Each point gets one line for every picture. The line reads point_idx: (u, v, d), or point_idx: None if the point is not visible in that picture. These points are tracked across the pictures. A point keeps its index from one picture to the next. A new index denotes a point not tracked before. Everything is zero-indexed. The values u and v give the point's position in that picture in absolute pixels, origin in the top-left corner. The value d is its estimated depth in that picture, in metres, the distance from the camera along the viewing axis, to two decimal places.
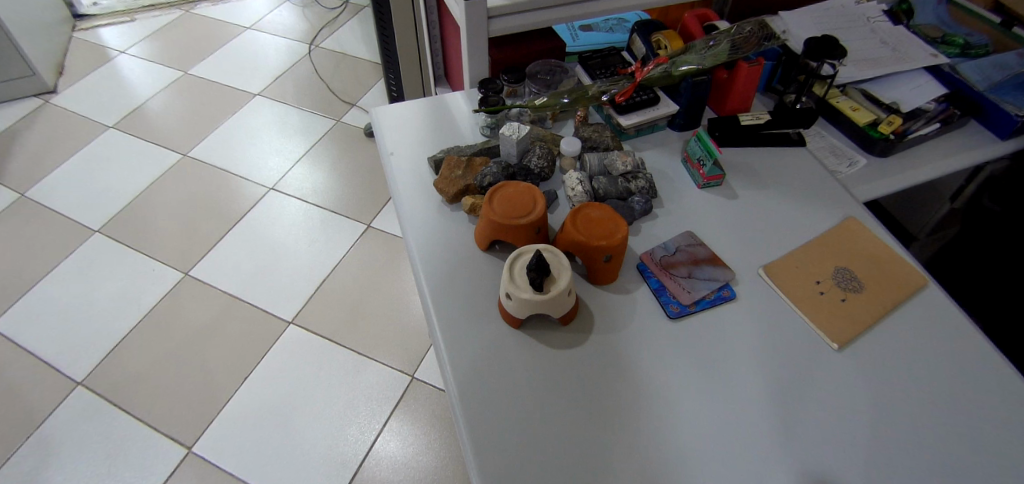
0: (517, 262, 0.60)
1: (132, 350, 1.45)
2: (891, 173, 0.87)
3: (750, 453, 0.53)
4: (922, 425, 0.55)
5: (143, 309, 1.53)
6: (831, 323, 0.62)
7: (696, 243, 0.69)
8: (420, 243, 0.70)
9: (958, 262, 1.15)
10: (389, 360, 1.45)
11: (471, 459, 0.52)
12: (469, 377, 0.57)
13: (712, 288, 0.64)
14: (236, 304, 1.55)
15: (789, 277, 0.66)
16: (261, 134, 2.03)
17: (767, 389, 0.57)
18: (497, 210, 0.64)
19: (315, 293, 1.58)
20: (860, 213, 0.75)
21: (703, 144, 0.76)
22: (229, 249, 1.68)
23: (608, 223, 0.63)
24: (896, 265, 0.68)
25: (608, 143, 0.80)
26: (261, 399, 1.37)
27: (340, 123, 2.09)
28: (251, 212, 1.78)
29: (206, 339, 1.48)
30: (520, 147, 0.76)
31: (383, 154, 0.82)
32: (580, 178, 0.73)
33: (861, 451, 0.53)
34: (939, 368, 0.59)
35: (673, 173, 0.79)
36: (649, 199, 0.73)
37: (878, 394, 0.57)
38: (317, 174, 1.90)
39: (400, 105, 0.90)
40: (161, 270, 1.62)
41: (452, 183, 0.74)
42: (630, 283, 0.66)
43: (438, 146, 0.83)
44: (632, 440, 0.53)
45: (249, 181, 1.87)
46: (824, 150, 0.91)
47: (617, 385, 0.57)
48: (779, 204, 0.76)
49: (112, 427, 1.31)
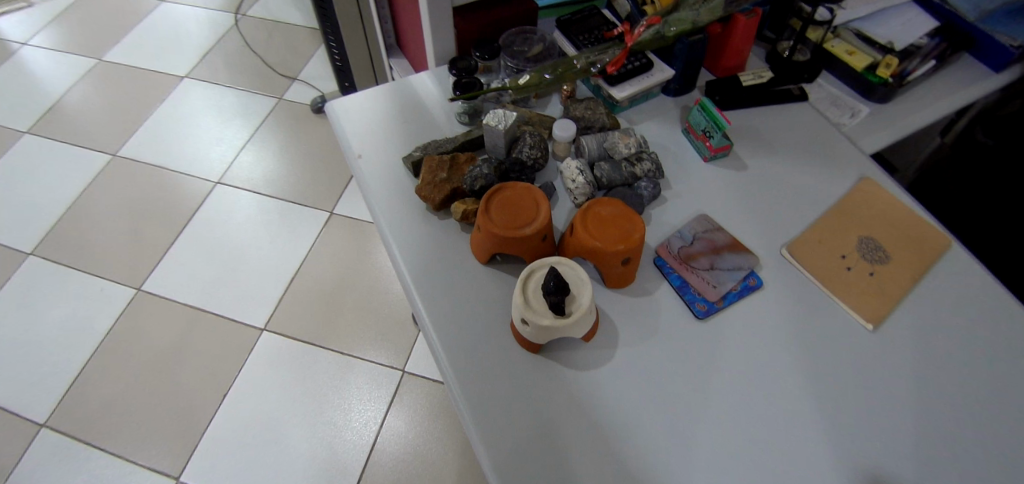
0: (529, 281, 0.53)
1: (95, 380, 1.33)
2: (893, 121, 0.83)
3: (804, 464, 0.50)
4: (965, 405, 0.53)
5: (98, 335, 1.39)
6: (863, 301, 0.59)
7: (713, 227, 0.64)
8: (411, 259, 0.62)
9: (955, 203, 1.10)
10: (375, 355, 1.37)
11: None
12: (492, 421, 0.52)
13: (737, 279, 0.60)
14: (201, 316, 1.43)
15: (814, 254, 0.62)
16: (197, 123, 1.83)
17: (807, 388, 0.54)
18: (497, 221, 0.56)
19: (286, 292, 1.47)
20: (873, 171, 0.70)
21: (709, 114, 0.69)
22: (183, 257, 1.53)
23: (623, 222, 0.56)
24: (918, 227, 0.64)
25: (604, 121, 0.72)
26: (245, 417, 1.27)
27: (283, 101, 1.90)
28: (201, 210, 1.63)
29: (175, 359, 1.36)
30: (507, 138, 0.68)
31: (350, 158, 0.72)
32: (580, 167, 0.65)
33: (917, 442, 0.51)
34: (975, 337, 0.57)
35: (676, 148, 0.73)
36: (657, 183, 0.67)
37: (921, 377, 0.54)
38: (265, 160, 1.74)
39: (360, 95, 0.78)
40: (112, 289, 1.47)
41: (437, 188, 0.64)
42: (650, 284, 0.61)
43: (412, 142, 0.74)
44: (680, 471, 0.50)
45: (193, 177, 1.69)
46: (824, 101, 0.86)
47: (651, 405, 0.53)
48: (791, 170, 0.71)
49: (90, 466, 1.21)
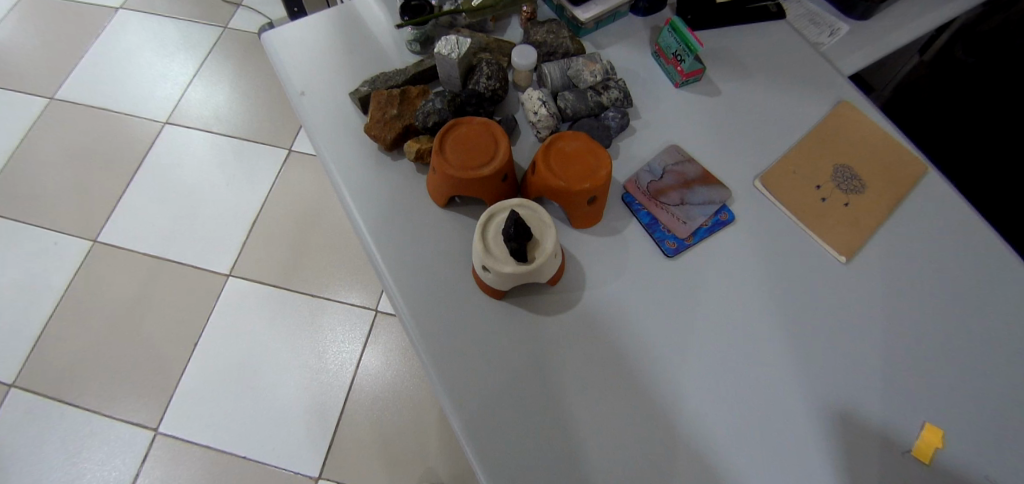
0: (490, 226, 0.51)
1: (57, 341, 1.23)
2: (875, 39, 0.78)
3: (770, 396, 0.51)
4: (926, 332, 0.54)
5: (58, 290, 1.28)
6: (835, 234, 0.58)
7: (684, 159, 0.61)
8: (367, 205, 0.58)
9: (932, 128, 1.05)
10: (346, 295, 1.29)
11: (478, 467, 0.47)
12: (459, 371, 0.51)
13: (708, 213, 0.58)
14: (164, 266, 1.31)
15: (787, 185, 0.60)
16: (138, 57, 1.61)
17: (776, 322, 0.54)
18: (452, 161, 0.52)
19: (249, 237, 1.35)
20: (852, 94, 0.67)
21: (680, 36, 0.63)
22: (135, 202, 1.39)
23: (588, 158, 0.53)
24: (895, 153, 0.62)
25: (568, 46, 0.66)
26: (216, 366, 1.21)
27: (229, 30, 1.67)
28: (152, 151, 1.46)
29: (139, 311, 1.27)
30: (462, 67, 0.62)
31: (291, 95, 0.65)
32: (543, 98, 0.61)
33: (878, 369, 0.52)
34: (942, 265, 0.57)
35: (647, 74, 0.68)
36: (625, 112, 0.62)
37: (885, 307, 0.55)
38: (216, 94, 1.55)
39: (300, 23, 0.70)
40: (64, 242, 1.33)
41: (388, 126, 0.59)
42: (619, 222, 0.58)
43: (360, 76, 0.67)
44: (648, 409, 0.50)
45: (139, 117, 1.50)
46: (801, 19, 0.81)
47: (620, 347, 0.52)
48: (767, 96, 0.67)
49: (66, 426, 1.15)
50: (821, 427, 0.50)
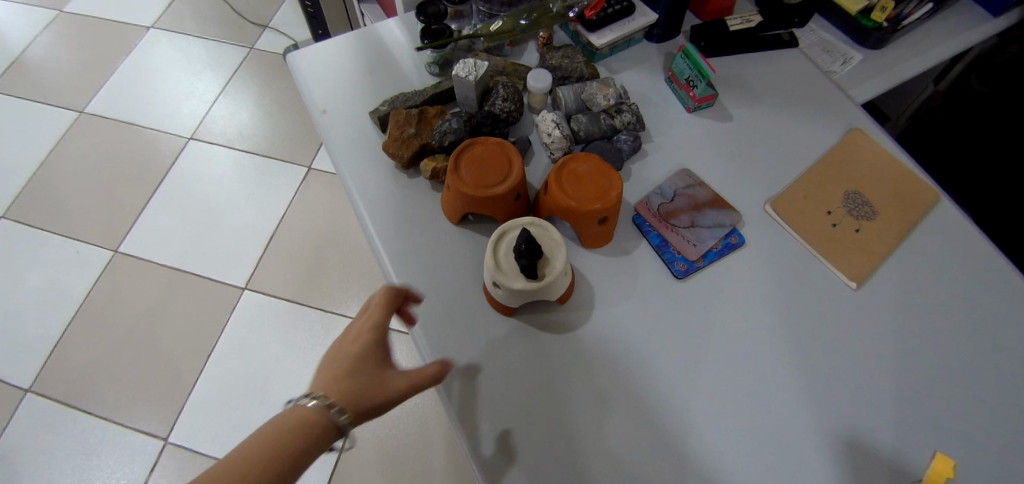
0: (502, 243, 0.52)
1: (75, 348, 1.25)
2: (888, 69, 0.79)
3: (778, 421, 0.50)
4: (940, 362, 0.53)
5: (77, 300, 1.31)
6: (847, 260, 0.58)
7: (695, 182, 0.62)
8: (382, 221, 0.59)
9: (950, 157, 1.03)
10: (358, 311, 1.30)
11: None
12: (467, 386, 0.51)
13: (718, 236, 0.58)
14: (181, 276, 1.34)
15: (799, 210, 0.60)
16: (168, 75, 1.67)
17: (785, 348, 0.53)
18: (467, 179, 0.54)
19: (265, 251, 1.38)
20: (863, 122, 0.67)
21: (693, 62, 0.65)
22: (158, 214, 1.43)
23: (599, 179, 0.54)
24: (908, 181, 0.62)
25: (582, 70, 0.68)
26: (228, 377, 1.22)
27: (255, 51, 1.73)
28: (176, 165, 1.50)
29: (155, 320, 1.29)
30: (479, 89, 0.64)
31: (313, 113, 0.67)
32: (556, 119, 0.62)
33: (890, 396, 0.51)
34: (955, 293, 0.56)
35: (660, 99, 0.69)
36: (637, 135, 0.64)
37: (899, 336, 0.54)
38: (240, 112, 1.60)
39: (324, 46, 0.73)
40: (88, 251, 1.37)
41: (405, 144, 0.61)
42: (629, 243, 0.59)
43: (380, 96, 0.69)
44: (655, 430, 0.50)
45: (165, 132, 1.56)
46: (814, 47, 0.82)
47: (627, 369, 0.52)
48: (779, 122, 0.67)
49: (77, 432, 1.17)
50: (832, 455, 0.49)
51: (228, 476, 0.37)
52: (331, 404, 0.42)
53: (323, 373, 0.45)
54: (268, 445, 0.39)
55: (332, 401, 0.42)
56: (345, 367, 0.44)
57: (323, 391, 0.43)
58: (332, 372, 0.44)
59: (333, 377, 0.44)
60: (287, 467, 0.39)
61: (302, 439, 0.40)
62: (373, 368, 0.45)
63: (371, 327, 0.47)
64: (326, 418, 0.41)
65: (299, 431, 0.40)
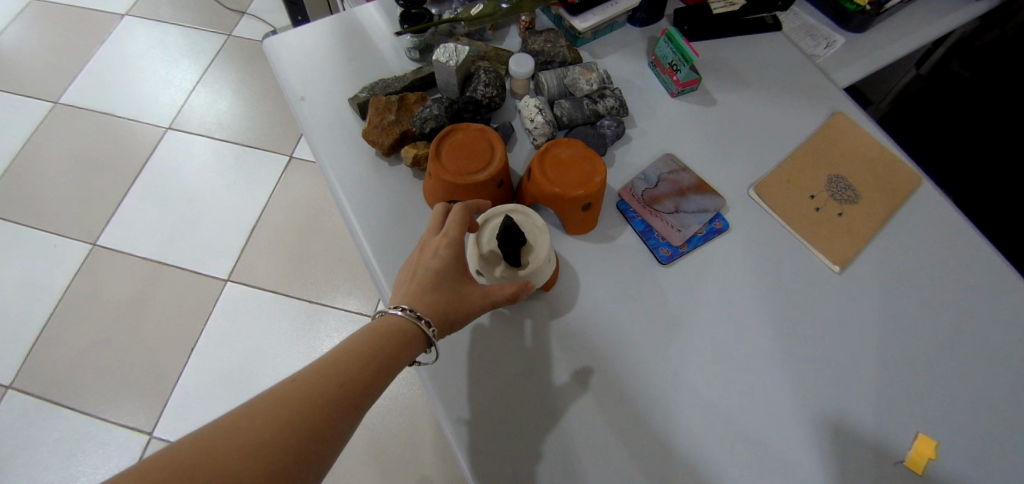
0: (485, 231, 0.52)
1: (55, 344, 1.23)
2: (871, 52, 0.79)
3: (762, 404, 0.51)
4: (919, 343, 0.54)
5: (56, 295, 1.28)
6: (830, 244, 0.58)
7: (679, 167, 0.61)
8: (364, 210, 0.58)
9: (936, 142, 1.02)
10: (345, 301, 1.29)
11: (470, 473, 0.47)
12: (452, 375, 0.51)
13: (702, 222, 0.58)
14: (163, 270, 1.32)
15: (782, 195, 0.61)
16: (144, 64, 1.62)
17: (769, 331, 0.54)
18: (448, 167, 0.53)
19: (248, 243, 1.35)
20: (846, 105, 0.67)
21: (676, 46, 0.64)
22: (137, 207, 1.39)
23: (583, 165, 0.54)
24: (890, 164, 0.62)
25: (565, 55, 0.67)
26: (213, 370, 1.21)
27: (233, 38, 1.68)
28: (155, 156, 1.47)
29: (137, 314, 1.27)
30: (460, 74, 0.62)
31: (291, 101, 0.66)
32: (539, 105, 0.61)
33: (871, 378, 0.52)
34: (935, 275, 0.57)
35: (644, 83, 0.69)
36: (620, 120, 0.63)
37: (880, 318, 0.55)
38: (219, 101, 1.56)
39: (301, 31, 0.71)
40: (65, 245, 1.34)
41: (385, 131, 0.60)
42: (613, 229, 0.59)
43: (359, 82, 0.67)
44: (640, 416, 0.50)
45: (142, 122, 1.52)
46: (798, 31, 0.82)
47: (613, 356, 0.52)
48: (763, 106, 0.67)
49: (60, 429, 1.15)
50: (815, 436, 0.50)
51: (335, 370, 0.40)
52: (420, 316, 0.44)
53: (408, 285, 0.47)
54: (365, 345, 0.42)
55: (420, 314, 0.44)
56: (429, 280, 0.46)
57: (411, 303, 0.45)
58: (418, 284, 0.46)
59: (419, 290, 0.46)
60: (385, 365, 0.42)
61: (396, 345, 0.43)
62: (454, 283, 0.47)
63: (449, 242, 0.48)
64: (417, 328, 0.44)
65: (393, 336, 0.43)
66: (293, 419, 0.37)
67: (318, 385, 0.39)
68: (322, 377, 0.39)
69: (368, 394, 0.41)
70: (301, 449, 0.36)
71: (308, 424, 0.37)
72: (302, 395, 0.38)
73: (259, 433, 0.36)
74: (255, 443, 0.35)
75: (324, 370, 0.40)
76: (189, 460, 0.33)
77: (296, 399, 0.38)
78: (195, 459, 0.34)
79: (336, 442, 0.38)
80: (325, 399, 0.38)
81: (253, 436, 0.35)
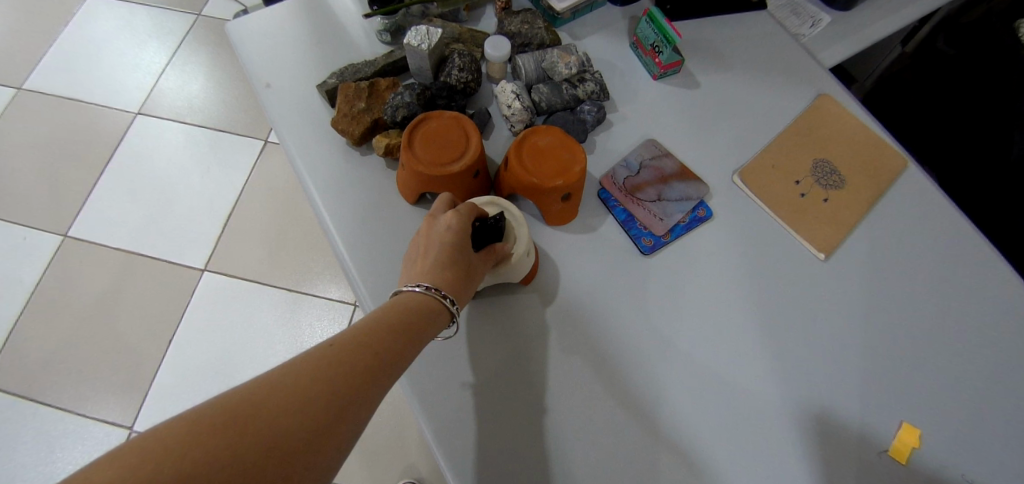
0: None
1: (28, 341, 1.19)
2: (856, 30, 0.77)
3: (745, 396, 0.50)
4: (902, 330, 0.53)
5: (26, 289, 1.24)
6: (815, 230, 0.57)
7: (661, 153, 0.60)
8: (335, 204, 0.56)
9: (920, 122, 1.01)
10: (326, 290, 1.26)
11: (449, 474, 0.46)
12: (431, 373, 0.49)
13: (685, 210, 0.56)
14: (136, 262, 1.28)
15: (768, 180, 0.59)
16: (109, 46, 1.55)
17: (752, 321, 0.53)
18: (421, 157, 0.51)
19: (224, 232, 1.31)
20: (831, 87, 0.66)
21: (658, 27, 0.62)
22: (107, 197, 1.34)
23: (562, 154, 0.52)
24: (875, 148, 0.61)
25: (542, 36, 0.64)
26: (192, 362, 1.18)
27: (203, 17, 1.60)
28: (123, 143, 1.41)
29: (110, 308, 1.23)
30: (433, 59, 0.60)
31: (256, 87, 0.62)
32: (516, 90, 0.59)
33: (854, 367, 0.52)
34: (918, 260, 0.56)
35: (625, 66, 0.66)
36: (601, 105, 0.61)
37: (863, 305, 0.54)
38: (190, 85, 1.50)
39: (266, 13, 0.67)
40: (34, 237, 1.29)
41: (355, 120, 0.57)
42: (595, 219, 0.57)
43: (328, 67, 0.64)
44: (622, 411, 0.49)
45: (110, 108, 1.45)
46: (783, 10, 0.80)
47: (594, 350, 0.51)
48: (747, 88, 0.65)
49: (35, 426, 1.12)
50: (798, 426, 0.49)
51: (364, 341, 0.39)
52: (443, 294, 0.44)
53: (421, 262, 0.46)
54: (389, 320, 0.41)
55: (442, 291, 0.44)
56: (446, 257, 0.45)
57: (428, 280, 0.44)
58: (434, 261, 0.45)
59: (435, 267, 0.45)
60: (409, 339, 0.41)
61: (420, 319, 0.42)
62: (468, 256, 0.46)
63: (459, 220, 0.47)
64: (439, 304, 0.44)
65: (416, 311, 0.43)
66: (323, 387, 0.36)
67: (344, 356, 0.38)
68: (351, 347, 0.38)
69: (394, 367, 0.40)
70: (331, 418, 0.35)
71: (337, 395, 0.36)
72: (332, 365, 0.37)
73: (291, 401, 0.34)
74: (286, 412, 0.34)
75: (351, 342, 0.39)
76: (219, 425, 0.32)
77: (326, 369, 0.37)
78: (224, 424, 0.32)
79: (363, 416, 0.37)
80: (355, 371, 0.37)
81: (283, 404, 0.34)
